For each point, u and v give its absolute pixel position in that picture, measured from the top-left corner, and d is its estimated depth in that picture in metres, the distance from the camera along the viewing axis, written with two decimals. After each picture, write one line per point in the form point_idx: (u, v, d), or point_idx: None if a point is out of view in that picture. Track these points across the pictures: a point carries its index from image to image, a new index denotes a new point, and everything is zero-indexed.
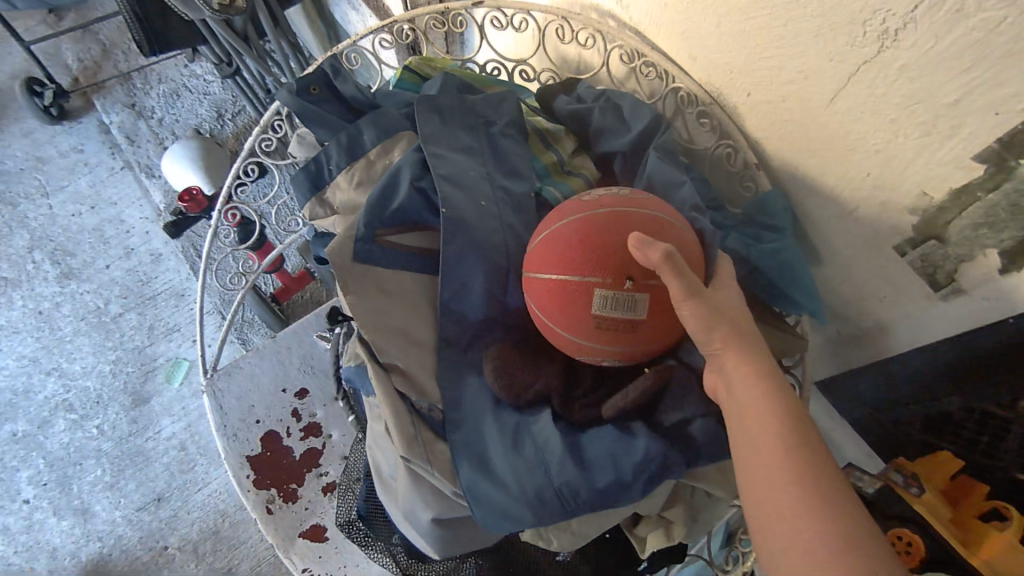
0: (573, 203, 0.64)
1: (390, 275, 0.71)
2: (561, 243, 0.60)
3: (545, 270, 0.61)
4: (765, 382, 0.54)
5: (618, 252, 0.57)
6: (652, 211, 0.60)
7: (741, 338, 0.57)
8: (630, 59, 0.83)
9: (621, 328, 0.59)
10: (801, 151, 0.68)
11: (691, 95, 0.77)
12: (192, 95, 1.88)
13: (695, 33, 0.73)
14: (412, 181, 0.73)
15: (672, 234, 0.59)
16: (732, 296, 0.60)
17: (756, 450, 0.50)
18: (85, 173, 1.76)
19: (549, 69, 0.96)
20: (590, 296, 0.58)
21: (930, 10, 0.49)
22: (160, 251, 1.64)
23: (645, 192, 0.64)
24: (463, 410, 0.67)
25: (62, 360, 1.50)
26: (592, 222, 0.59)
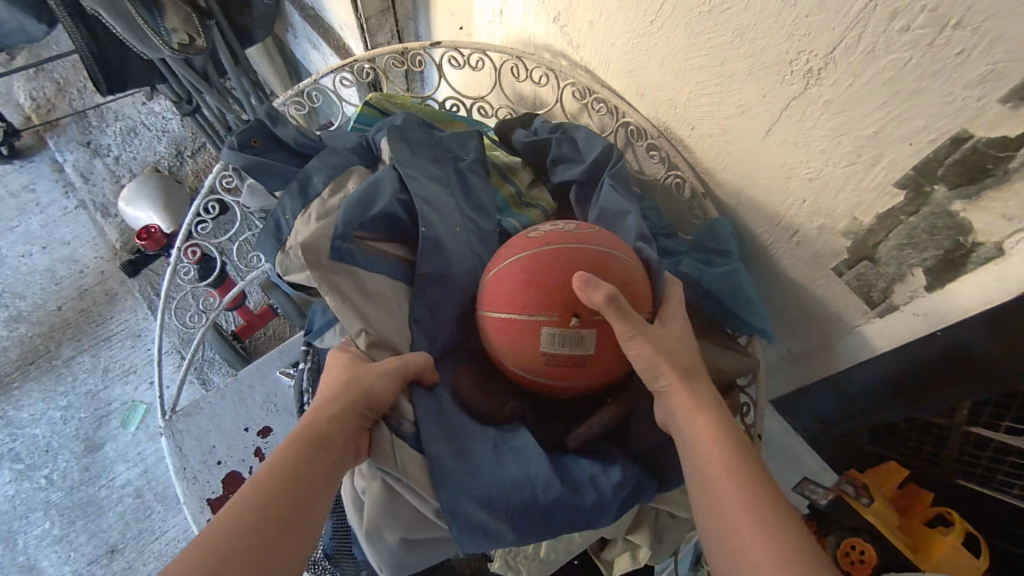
0: (521, 239, 0.66)
1: (368, 277, 0.70)
2: (509, 281, 0.62)
3: (497, 307, 0.63)
4: (709, 419, 0.56)
5: (565, 290, 0.59)
6: (597, 247, 0.62)
7: (684, 371, 0.59)
8: (582, 95, 0.87)
9: (571, 363, 0.61)
10: (744, 181, 0.72)
11: (641, 129, 0.81)
12: (150, 132, 1.86)
13: (640, 71, 0.78)
14: (392, 190, 0.75)
15: (617, 270, 0.61)
16: (677, 328, 0.63)
17: (704, 477, 0.52)
18: (37, 213, 1.72)
19: (506, 106, 1.00)
20: (538, 333, 0.60)
21: (847, 51, 0.53)
22: (116, 291, 1.60)
23: (594, 226, 0.66)
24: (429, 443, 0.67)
25: (9, 407, 1.45)
26: (538, 259, 0.61)
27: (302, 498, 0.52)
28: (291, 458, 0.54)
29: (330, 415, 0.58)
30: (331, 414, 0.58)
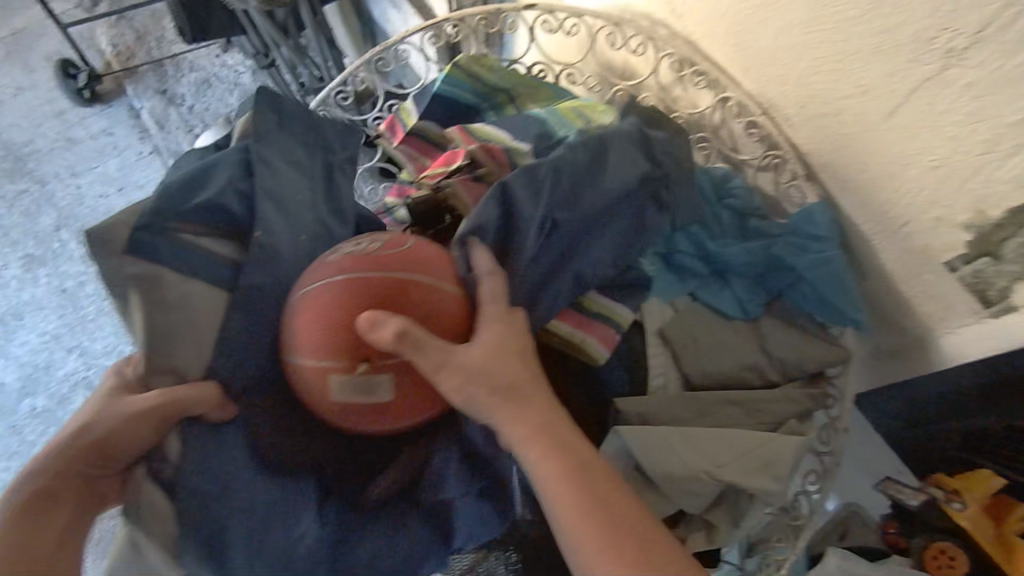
0: (320, 264, 0.61)
1: (180, 280, 0.64)
2: (299, 320, 0.59)
3: (302, 350, 0.59)
4: (580, 483, 0.51)
5: (353, 332, 0.56)
6: (395, 271, 0.58)
7: (524, 419, 0.54)
8: (680, 67, 0.83)
9: (366, 408, 0.58)
10: (852, 165, 0.69)
11: (741, 105, 0.78)
12: (222, 85, 1.89)
13: (749, 44, 0.74)
14: (228, 176, 0.69)
15: (423, 300, 0.57)
16: (494, 328, 0.58)
17: (569, 536, 0.50)
18: (114, 156, 1.78)
19: (595, 75, 0.95)
20: (328, 380, 0.57)
21: (1001, 31, 0.50)
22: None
23: (407, 238, 0.61)
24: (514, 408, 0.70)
25: (84, 338, 1.52)
26: (345, 286, 0.57)
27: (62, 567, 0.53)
28: (21, 517, 0.54)
29: (66, 460, 0.57)
30: (57, 465, 0.57)
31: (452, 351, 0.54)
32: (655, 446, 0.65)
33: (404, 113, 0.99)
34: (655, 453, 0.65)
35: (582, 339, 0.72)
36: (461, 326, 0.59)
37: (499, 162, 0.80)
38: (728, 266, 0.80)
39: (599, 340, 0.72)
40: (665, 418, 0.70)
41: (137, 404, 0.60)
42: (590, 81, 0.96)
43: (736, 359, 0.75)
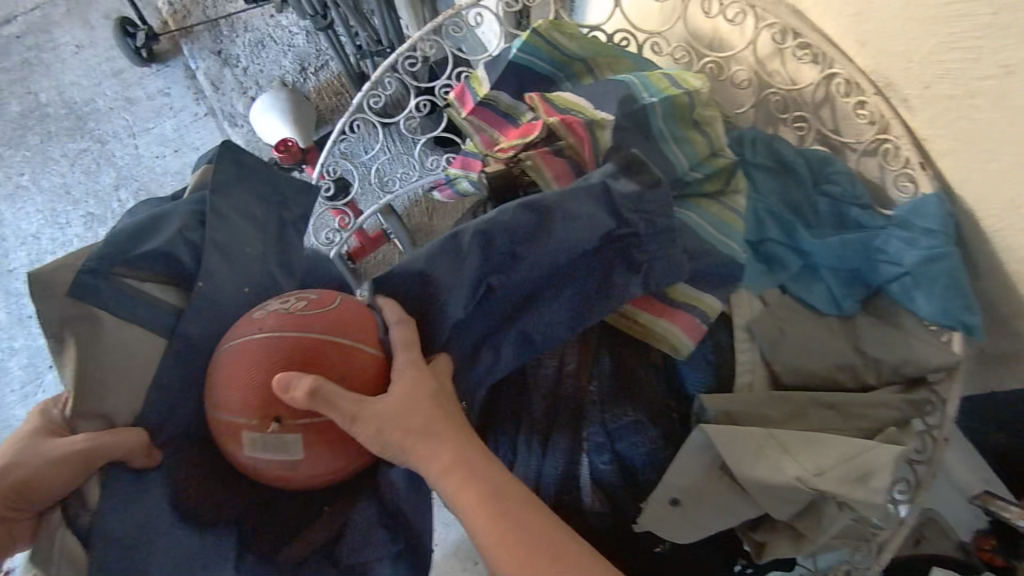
0: (247, 320, 0.60)
1: (112, 329, 0.61)
2: (218, 379, 0.58)
3: (220, 409, 0.58)
4: (498, 511, 0.51)
5: (266, 390, 0.55)
6: (308, 331, 0.57)
7: (443, 457, 0.54)
8: (782, 39, 0.76)
9: (283, 468, 0.57)
10: (981, 153, 0.63)
11: (851, 83, 0.72)
12: (276, 46, 1.87)
13: (869, 16, 0.67)
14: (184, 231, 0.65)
15: (330, 358, 0.56)
16: (405, 374, 0.57)
17: (498, 562, 0.50)
18: (170, 117, 1.79)
19: (685, 45, 0.87)
20: (241, 438, 0.56)
21: None
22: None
23: (334, 298, 0.60)
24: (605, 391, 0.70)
25: None
26: (266, 345, 0.56)
27: None
28: None
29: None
30: None
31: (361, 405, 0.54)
32: (750, 451, 0.63)
33: (476, 83, 0.93)
34: (750, 458, 0.63)
35: (672, 333, 0.68)
36: (378, 383, 0.58)
37: (579, 136, 0.73)
38: (822, 258, 0.74)
39: (686, 333, 0.68)
40: (755, 418, 0.67)
41: (55, 446, 0.56)
42: (678, 55, 0.87)
43: (828, 358, 0.71)
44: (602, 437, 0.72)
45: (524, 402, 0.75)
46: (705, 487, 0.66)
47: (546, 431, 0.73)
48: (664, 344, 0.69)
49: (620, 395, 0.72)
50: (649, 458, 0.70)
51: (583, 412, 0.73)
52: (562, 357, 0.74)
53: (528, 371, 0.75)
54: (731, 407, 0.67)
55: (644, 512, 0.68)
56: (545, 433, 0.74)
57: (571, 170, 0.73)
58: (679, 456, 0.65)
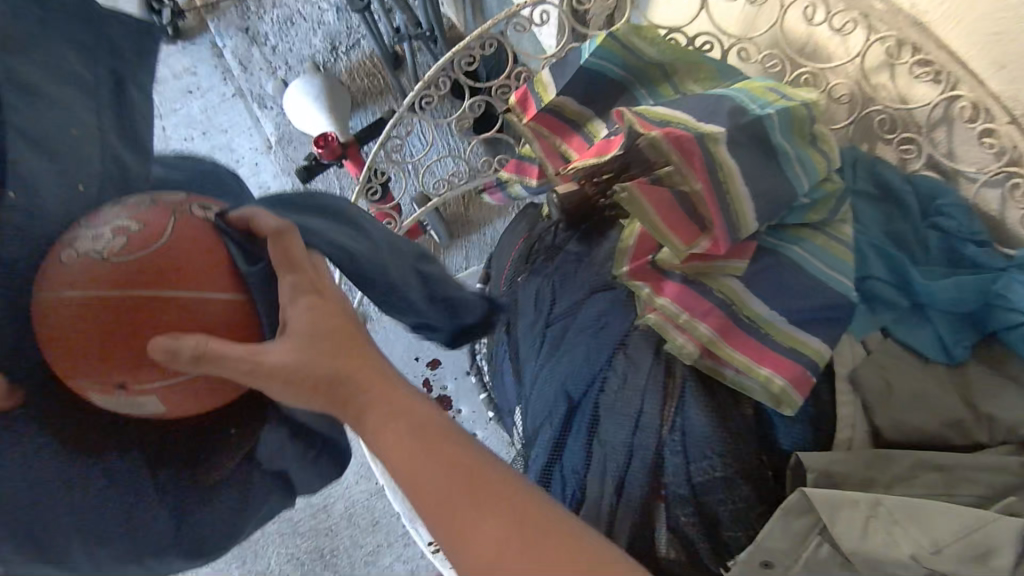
0: (71, 253, 0.46)
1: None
2: (60, 325, 0.46)
3: (62, 356, 0.47)
4: (414, 456, 0.54)
5: (123, 338, 0.46)
6: (138, 283, 0.47)
7: (340, 397, 0.56)
8: (897, 54, 0.68)
9: (175, 401, 0.51)
10: None
11: (977, 109, 0.64)
12: (306, 24, 1.76)
13: (1011, 37, 0.59)
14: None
15: (174, 300, 0.48)
16: (298, 316, 0.54)
17: (424, 489, 0.53)
18: (198, 98, 1.73)
19: (776, 55, 0.79)
20: (110, 388, 0.48)
21: None
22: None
23: (163, 225, 0.49)
24: (691, 436, 0.67)
25: None
26: (79, 299, 0.46)
27: None
28: None
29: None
30: None
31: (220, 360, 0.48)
32: (858, 525, 0.59)
33: (539, 85, 0.87)
34: (858, 532, 0.58)
35: (777, 384, 0.62)
36: (258, 318, 0.54)
37: (686, 155, 0.61)
38: (931, 300, 0.68)
39: (794, 384, 0.62)
40: (860, 481, 0.62)
41: None
42: (767, 62, 0.80)
43: (937, 412, 0.65)
44: (684, 489, 0.67)
45: (602, 441, 0.73)
46: (804, 553, 0.62)
47: (622, 474, 0.71)
48: (763, 394, 0.63)
49: (707, 444, 0.66)
50: (736, 515, 0.65)
51: (663, 445, 0.68)
52: (643, 398, 0.70)
53: (601, 409, 0.73)
54: (834, 467, 0.62)
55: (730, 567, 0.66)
56: (619, 477, 0.71)
57: (675, 200, 0.63)
58: (775, 520, 0.61)
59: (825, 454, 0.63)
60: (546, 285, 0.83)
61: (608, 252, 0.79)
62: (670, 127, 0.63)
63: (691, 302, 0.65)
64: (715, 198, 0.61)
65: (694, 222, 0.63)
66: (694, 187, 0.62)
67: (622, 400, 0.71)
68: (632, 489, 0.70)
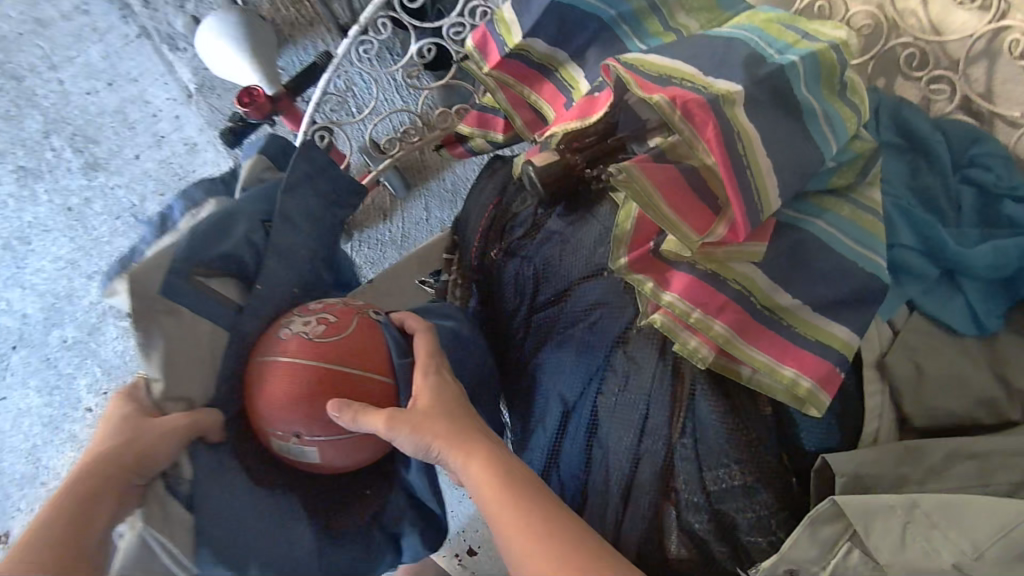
0: (288, 333, 0.61)
1: (190, 321, 0.59)
2: (274, 386, 0.59)
3: (269, 408, 0.59)
4: (516, 496, 0.53)
5: (315, 398, 0.58)
6: (329, 358, 0.59)
7: (459, 444, 0.56)
8: None
9: (338, 453, 0.60)
10: None
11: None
12: None
13: None
14: (254, 209, 0.64)
15: (359, 371, 0.59)
16: (432, 384, 0.59)
17: (509, 530, 0.52)
18: None
19: None
20: (298, 437, 0.58)
21: None
22: (194, 139, 1.26)
23: (350, 320, 0.61)
24: (706, 440, 0.60)
25: (104, 262, 1.26)
26: (292, 368, 0.58)
27: None
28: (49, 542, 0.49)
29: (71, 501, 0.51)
30: (44, 512, 0.50)
31: (352, 424, 0.56)
32: (896, 536, 0.54)
33: (502, 26, 0.71)
34: (895, 543, 0.54)
35: (804, 385, 0.54)
36: (394, 404, 0.61)
37: (698, 124, 0.50)
38: (965, 268, 0.60)
39: (822, 384, 0.55)
40: (892, 482, 0.57)
41: (166, 422, 0.56)
42: None
43: (965, 394, 0.59)
44: (699, 497, 0.61)
45: (604, 448, 0.65)
46: (831, 563, 0.56)
47: (629, 483, 0.64)
48: (784, 393, 0.55)
49: (723, 453, 0.59)
50: (755, 521, 0.60)
51: (674, 453, 0.61)
52: (648, 403, 0.62)
53: (599, 415, 0.65)
54: (864, 470, 0.56)
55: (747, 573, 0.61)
56: (625, 484, 0.64)
57: (683, 178, 0.53)
58: (801, 531, 0.56)
59: (857, 452, 0.57)
60: (530, 268, 0.73)
61: (599, 232, 0.68)
62: (674, 88, 0.51)
63: (705, 297, 0.56)
64: (734, 171, 0.50)
65: (705, 206, 0.53)
66: (707, 162, 0.51)
67: (625, 406, 0.63)
68: (640, 497, 0.64)
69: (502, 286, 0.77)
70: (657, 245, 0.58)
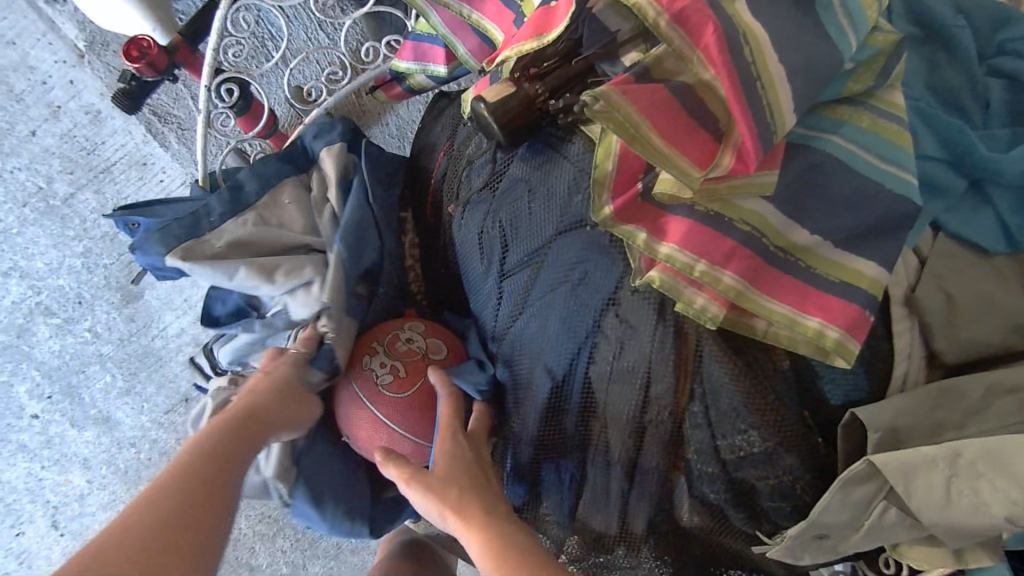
0: (369, 372, 0.69)
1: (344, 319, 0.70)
2: (348, 410, 0.69)
3: (344, 423, 0.70)
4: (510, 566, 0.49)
5: (374, 430, 0.68)
6: (389, 409, 0.67)
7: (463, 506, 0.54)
8: None
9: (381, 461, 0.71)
10: None
11: None
12: None
13: None
14: (371, 217, 0.73)
15: (411, 418, 0.67)
16: (450, 446, 0.60)
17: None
18: None
19: None
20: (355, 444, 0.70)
21: None
22: (96, 105, 1.05)
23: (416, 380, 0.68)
24: (720, 407, 0.51)
25: (18, 256, 1.06)
26: (365, 405, 0.68)
27: (198, 495, 0.49)
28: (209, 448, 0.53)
29: (227, 429, 0.56)
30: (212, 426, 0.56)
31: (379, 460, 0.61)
32: (939, 493, 0.47)
33: None
34: (938, 501, 0.47)
35: (831, 337, 0.46)
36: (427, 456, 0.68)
37: (692, 28, 0.41)
38: (995, 176, 0.52)
39: (850, 330, 0.46)
40: (927, 431, 0.50)
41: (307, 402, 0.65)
42: None
43: (1002, 319, 0.51)
44: (712, 466, 0.54)
45: (604, 421, 0.57)
46: (865, 520, 0.51)
47: (632, 457, 0.56)
48: (804, 345, 0.47)
49: (738, 417, 0.51)
50: (779, 487, 0.53)
51: (682, 420, 0.53)
52: (648, 369, 0.53)
53: (595, 385, 0.57)
54: (898, 421, 0.49)
55: (774, 542, 0.55)
56: (628, 460, 0.57)
57: (676, 99, 0.42)
58: (830, 495, 0.49)
59: (891, 400, 0.50)
60: (495, 225, 0.62)
61: (574, 175, 0.56)
62: None
63: (707, 243, 0.46)
64: (738, 83, 0.40)
65: (706, 132, 0.43)
66: (702, 77, 0.41)
67: (621, 375, 0.54)
68: (647, 472, 0.56)
69: (467, 248, 0.67)
70: (646, 186, 0.48)
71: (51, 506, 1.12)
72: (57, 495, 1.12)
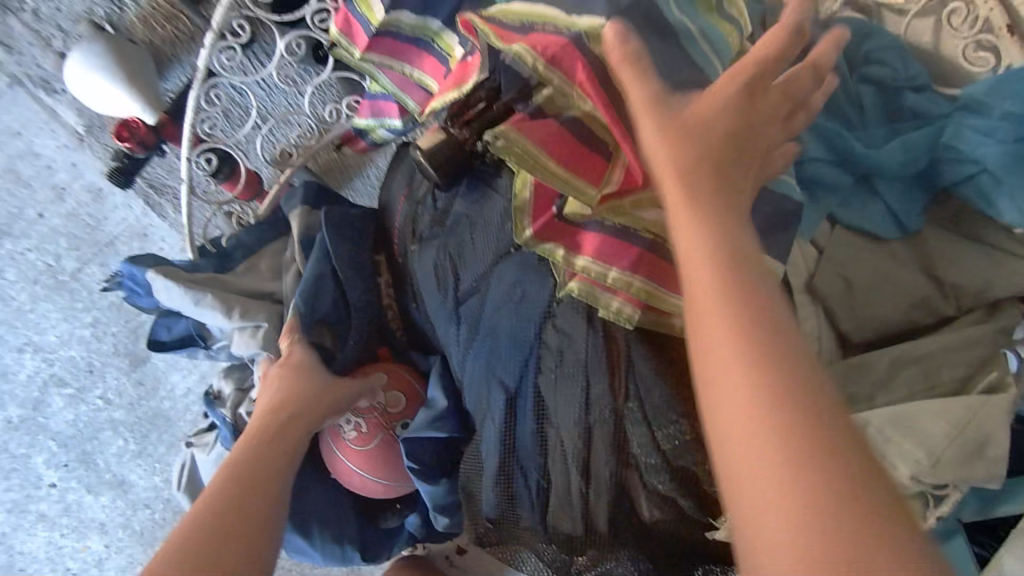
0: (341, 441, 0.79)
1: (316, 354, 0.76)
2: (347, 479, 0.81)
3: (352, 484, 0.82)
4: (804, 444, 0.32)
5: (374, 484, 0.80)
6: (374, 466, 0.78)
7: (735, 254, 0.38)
8: None
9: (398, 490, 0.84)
10: None
11: None
12: None
13: None
14: (330, 268, 0.79)
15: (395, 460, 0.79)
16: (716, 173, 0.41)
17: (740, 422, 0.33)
18: None
19: None
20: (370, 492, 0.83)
21: None
22: (98, 184, 1.08)
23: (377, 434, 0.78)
24: (652, 398, 0.57)
25: (31, 332, 1.13)
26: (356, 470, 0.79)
27: (257, 483, 0.59)
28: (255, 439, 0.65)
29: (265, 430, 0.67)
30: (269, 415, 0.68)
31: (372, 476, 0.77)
32: None
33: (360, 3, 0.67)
34: None
35: None
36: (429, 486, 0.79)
37: (567, 68, 0.47)
38: (876, 169, 0.58)
39: None
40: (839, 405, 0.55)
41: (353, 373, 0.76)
42: None
43: (893, 293, 0.57)
44: (655, 458, 0.58)
45: (557, 425, 0.62)
46: None
47: (584, 454, 0.60)
48: None
49: (668, 406, 0.56)
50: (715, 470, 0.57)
51: (623, 414, 0.58)
52: (587, 372, 0.59)
53: (544, 389, 0.62)
54: None
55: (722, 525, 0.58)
56: (581, 460, 0.61)
57: (566, 131, 0.50)
58: None
59: None
60: (445, 254, 0.68)
61: (505, 205, 0.64)
62: (537, 35, 0.49)
63: (614, 251, 0.52)
64: (614, 111, 0.48)
65: (594, 153, 0.50)
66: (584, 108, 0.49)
67: (566, 380, 0.60)
68: (600, 470, 0.60)
69: (423, 278, 0.72)
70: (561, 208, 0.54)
71: (72, 572, 1.22)
72: (77, 561, 1.21)
